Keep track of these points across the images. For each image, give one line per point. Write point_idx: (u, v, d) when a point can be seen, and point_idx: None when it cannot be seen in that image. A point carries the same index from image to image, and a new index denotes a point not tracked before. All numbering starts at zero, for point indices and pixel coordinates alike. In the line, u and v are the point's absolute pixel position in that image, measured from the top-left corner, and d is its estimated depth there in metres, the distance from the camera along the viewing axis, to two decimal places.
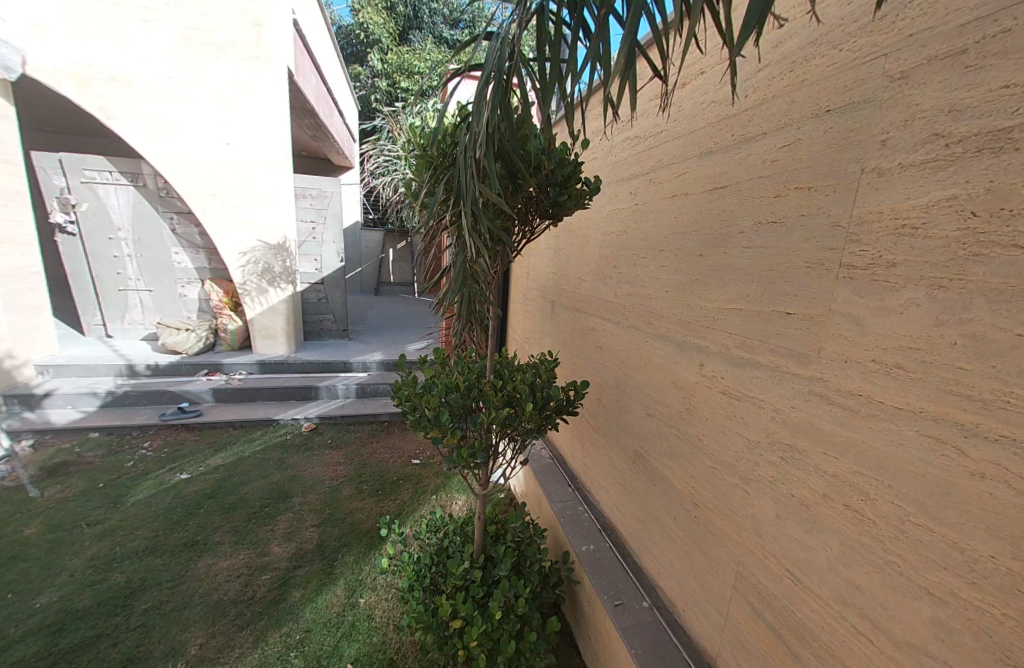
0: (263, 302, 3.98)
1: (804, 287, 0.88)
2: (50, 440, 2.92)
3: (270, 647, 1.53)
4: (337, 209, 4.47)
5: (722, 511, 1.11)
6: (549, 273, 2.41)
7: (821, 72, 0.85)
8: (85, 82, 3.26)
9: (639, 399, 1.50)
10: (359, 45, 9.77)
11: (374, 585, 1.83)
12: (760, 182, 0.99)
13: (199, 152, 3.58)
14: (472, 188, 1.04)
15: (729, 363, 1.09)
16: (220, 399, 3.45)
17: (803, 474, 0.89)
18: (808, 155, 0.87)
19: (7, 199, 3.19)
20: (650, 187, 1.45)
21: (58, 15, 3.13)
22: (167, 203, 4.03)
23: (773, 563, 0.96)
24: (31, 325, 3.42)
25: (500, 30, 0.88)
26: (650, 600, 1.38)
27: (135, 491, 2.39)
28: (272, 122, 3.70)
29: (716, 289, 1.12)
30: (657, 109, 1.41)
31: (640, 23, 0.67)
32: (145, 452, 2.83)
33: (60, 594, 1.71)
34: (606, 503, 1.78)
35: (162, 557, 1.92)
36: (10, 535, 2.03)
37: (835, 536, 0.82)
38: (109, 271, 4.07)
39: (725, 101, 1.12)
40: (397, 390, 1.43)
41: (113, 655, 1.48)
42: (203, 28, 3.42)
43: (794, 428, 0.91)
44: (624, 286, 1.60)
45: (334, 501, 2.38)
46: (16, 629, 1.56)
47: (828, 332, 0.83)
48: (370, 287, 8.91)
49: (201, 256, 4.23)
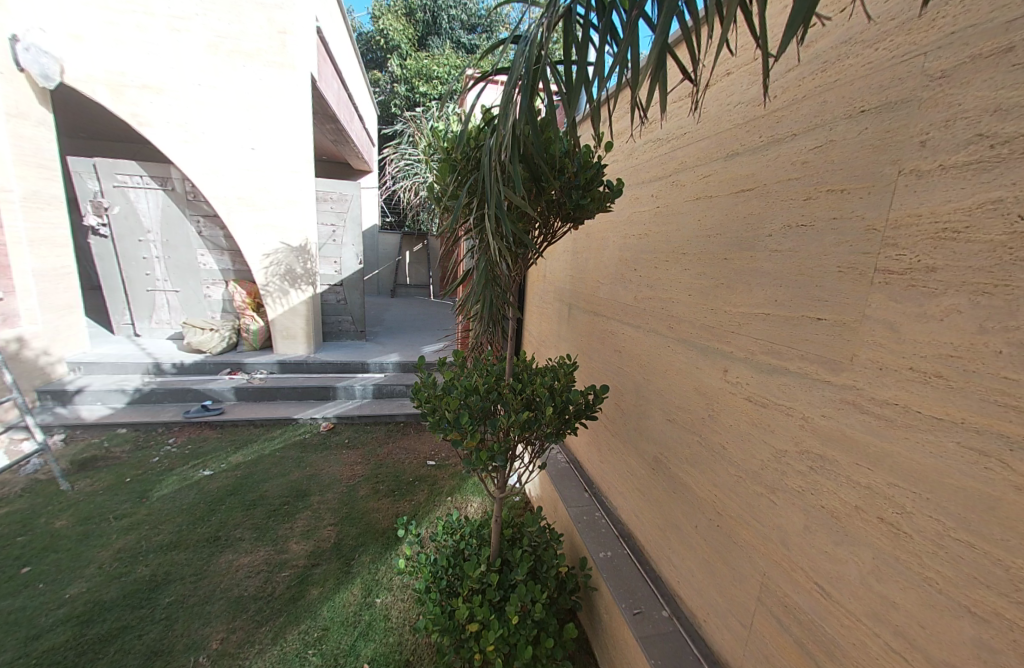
0: (284, 303, 4.05)
1: (836, 290, 0.86)
2: (80, 435, 3.03)
3: (289, 645, 1.55)
4: (356, 213, 4.54)
5: (747, 521, 1.08)
6: (567, 275, 2.41)
7: (854, 72, 0.83)
8: (119, 89, 3.38)
9: (659, 405, 1.49)
10: (378, 52, 9.95)
11: (391, 585, 1.83)
12: (789, 183, 0.97)
13: (224, 156, 3.68)
14: (496, 191, 1.06)
15: (755, 369, 1.07)
16: (241, 398, 3.52)
17: (833, 485, 0.86)
18: (841, 157, 0.85)
19: (44, 202, 3.33)
20: (672, 189, 1.44)
21: (95, 25, 3.26)
22: (194, 207, 4.15)
23: (800, 576, 0.93)
24: (65, 324, 3.55)
25: (527, 34, 0.88)
26: (669, 610, 1.35)
27: (160, 486, 2.46)
28: (295, 127, 3.77)
29: (742, 294, 1.10)
30: (682, 111, 1.40)
31: (671, 24, 0.66)
32: (170, 448, 2.91)
33: (88, 586, 1.76)
34: (624, 509, 1.76)
35: (184, 551, 1.97)
36: (42, 527, 2.10)
37: (867, 549, 0.79)
38: (138, 271, 4.21)
39: (753, 102, 1.10)
40: (416, 391, 1.44)
41: (138, 647, 1.52)
42: (231, 36, 3.53)
43: (824, 437, 0.88)
44: (644, 289, 1.59)
45: (351, 500, 2.41)
46: (47, 619, 1.61)
47: (861, 339, 0.80)
48: (386, 289, 9.03)
49: (225, 257, 4.34)
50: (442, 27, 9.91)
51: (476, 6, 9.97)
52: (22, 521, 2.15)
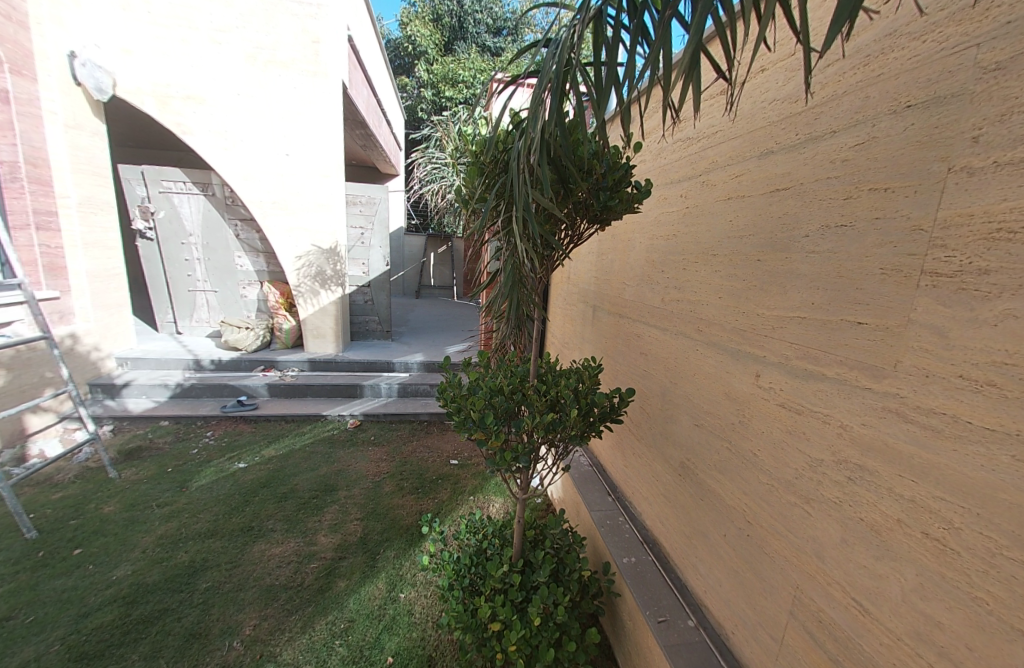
0: (314, 304, 4.19)
1: (879, 293, 0.82)
2: (127, 426, 3.22)
3: (316, 634, 1.60)
4: (383, 215, 4.65)
5: (779, 531, 1.05)
6: (591, 277, 2.39)
7: (898, 65, 0.80)
8: (165, 100, 3.58)
9: (687, 409, 1.46)
10: (406, 58, 10.16)
11: (414, 581, 1.86)
12: (828, 182, 0.94)
13: (260, 162, 3.84)
14: (524, 193, 1.06)
15: (788, 373, 1.04)
16: (274, 394, 3.65)
17: (873, 497, 0.82)
18: (884, 153, 0.81)
19: (97, 207, 3.56)
20: (702, 189, 1.41)
21: (144, 40, 3.47)
22: (232, 211, 4.34)
23: (837, 591, 0.89)
24: (115, 321, 3.78)
25: (557, 38, 0.89)
26: (695, 619, 1.33)
27: (198, 477, 2.59)
28: (326, 133, 3.88)
29: (776, 296, 1.07)
30: (714, 110, 1.38)
31: (706, 23, 0.65)
32: (207, 441, 3.05)
33: (132, 569, 1.87)
34: (648, 514, 1.74)
35: (220, 540, 2.06)
36: (92, 512, 2.25)
37: (909, 565, 0.76)
38: (180, 272, 4.44)
39: (790, 99, 1.07)
40: (442, 391, 1.45)
41: (177, 629, 1.60)
42: (268, 47, 3.68)
43: (863, 446, 0.84)
44: (672, 291, 1.56)
45: (376, 496, 2.46)
46: (96, 597, 1.72)
47: (905, 344, 0.77)
48: (410, 290, 9.20)
49: (260, 259, 4.53)
50: (468, 32, 10.02)
51: (501, 9, 10.02)
52: (75, 506, 2.30)
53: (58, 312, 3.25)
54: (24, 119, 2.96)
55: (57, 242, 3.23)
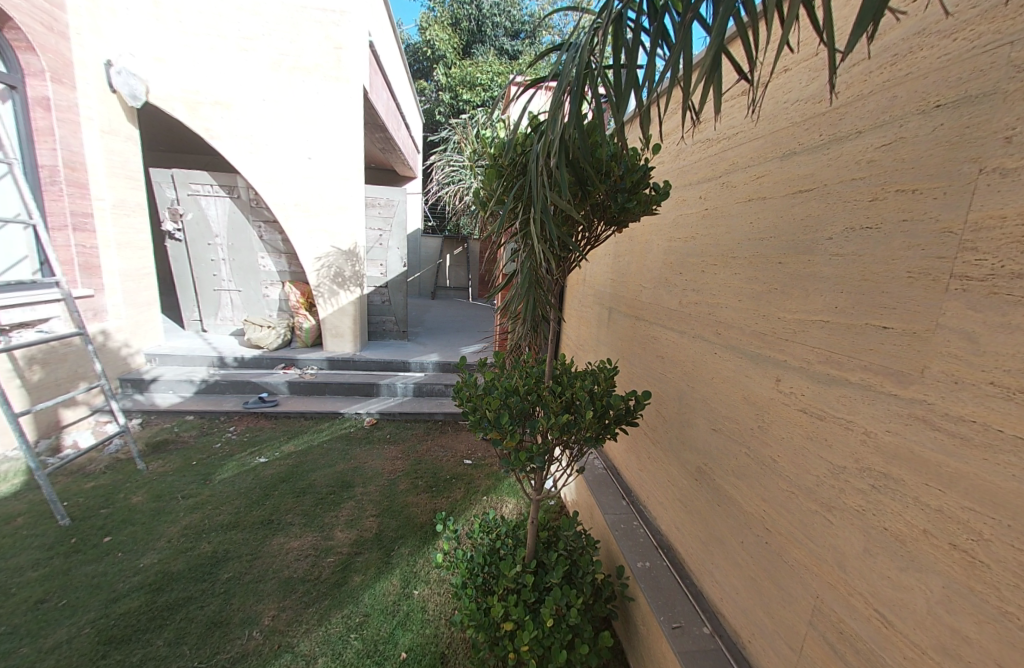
0: (333, 304, 4.27)
1: (905, 297, 0.80)
2: (154, 420, 3.34)
3: (332, 627, 1.63)
4: (401, 217, 4.72)
5: (798, 539, 1.03)
6: (608, 279, 2.39)
7: (927, 65, 0.78)
8: (194, 106, 3.72)
9: (704, 413, 1.44)
10: (425, 62, 10.28)
11: (428, 578, 1.89)
12: (853, 183, 0.92)
13: (284, 165, 3.94)
14: (542, 195, 1.07)
15: (810, 378, 1.02)
16: (293, 391, 3.74)
17: (898, 506, 0.80)
18: (912, 154, 0.80)
19: (130, 209, 3.71)
20: (722, 190, 1.40)
21: (175, 48, 3.61)
22: (256, 213, 4.47)
23: (859, 602, 0.87)
24: (144, 319, 3.93)
25: (579, 42, 0.90)
26: (710, 627, 1.31)
27: (221, 470, 2.67)
28: (346, 137, 3.96)
29: (798, 299, 1.06)
30: (735, 111, 1.36)
31: (728, 25, 0.65)
32: (230, 435, 3.14)
33: (158, 557, 1.94)
34: (663, 519, 1.73)
35: (241, 532, 2.12)
36: (122, 502, 2.34)
37: (936, 577, 0.74)
38: (206, 272, 4.59)
39: (814, 99, 1.05)
40: (458, 390, 1.46)
41: (200, 617, 1.65)
42: (293, 54, 3.78)
43: (888, 454, 0.82)
44: (690, 294, 1.55)
45: (392, 494, 2.50)
46: (124, 584, 1.79)
47: (934, 350, 0.75)
48: (426, 290, 9.29)
49: (282, 260, 4.65)
50: (486, 35, 10.09)
51: (520, 12, 10.06)
52: (105, 495, 2.40)
53: (91, 309, 3.39)
54: (63, 125, 3.11)
55: (92, 242, 3.38)
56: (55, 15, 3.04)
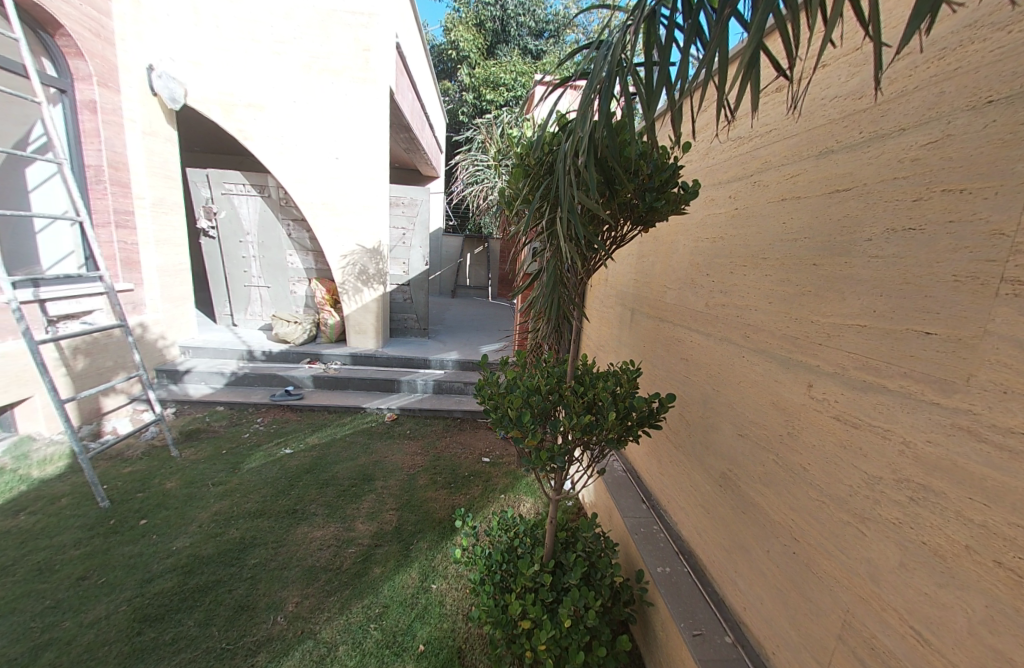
0: (357, 301, 4.36)
1: (950, 301, 0.77)
2: (187, 410, 3.49)
3: (353, 616, 1.67)
4: (424, 217, 4.79)
5: (828, 550, 1.00)
6: (630, 280, 2.37)
7: (978, 59, 0.75)
8: (229, 108, 3.86)
9: (730, 418, 1.42)
10: (450, 63, 10.39)
11: (446, 573, 1.91)
12: (895, 183, 0.88)
13: (312, 165, 4.05)
14: (570, 193, 1.07)
15: (845, 384, 0.98)
16: (318, 385, 3.84)
17: (938, 519, 0.77)
18: (959, 153, 0.76)
19: (169, 208, 3.88)
20: (754, 190, 1.37)
21: (212, 53, 3.76)
22: (285, 211, 4.60)
23: (893, 618, 0.84)
24: (180, 313, 4.10)
25: (612, 40, 0.90)
26: (733, 637, 1.28)
27: (249, 460, 2.77)
28: (372, 137, 4.03)
29: (833, 302, 1.02)
30: (771, 109, 1.33)
31: (767, 21, 0.63)
32: (258, 426, 3.26)
33: (190, 541, 2.03)
34: (685, 524, 1.71)
35: (268, 520, 2.20)
36: (157, 486, 2.45)
37: (978, 596, 0.70)
38: (237, 268, 4.76)
39: (854, 96, 1.02)
40: (480, 388, 1.48)
41: (229, 600, 1.71)
42: (323, 56, 3.88)
43: (928, 465, 0.79)
44: (716, 295, 1.53)
45: (411, 488, 2.54)
46: (158, 565, 1.88)
47: (981, 358, 0.71)
48: (446, 289, 9.38)
49: (309, 257, 4.78)
50: (511, 35, 10.10)
51: (544, 11, 10.05)
52: (141, 480, 2.52)
53: (131, 303, 3.57)
54: (108, 126, 3.28)
55: (133, 239, 3.54)
56: (103, 22, 3.20)
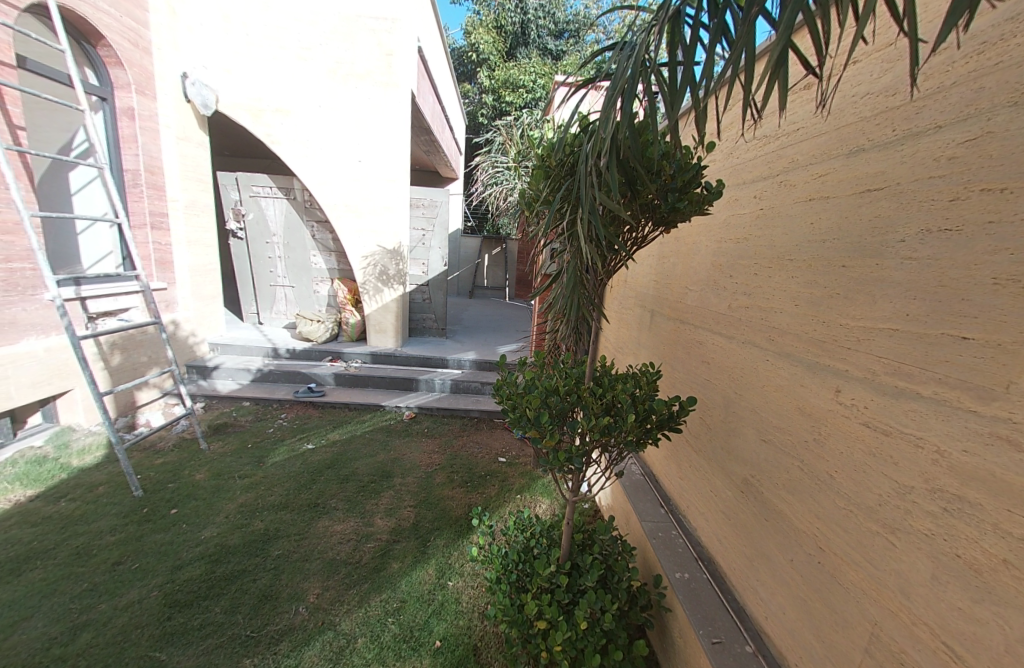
0: (377, 301, 4.44)
1: (989, 305, 0.74)
2: (215, 404, 3.62)
3: (372, 610, 1.70)
4: (443, 218, 4.84)
5: (854, 560, 0.97)
6: (651, 281, 2.35)
7: (1021, 52, 0.71)
8: (257, 113, 3.99)
9: (753, 423, 1.39)
10: (470, 65, 10.49)
11: (462, 571, 1.93)
12: (930, 183, 0.85)
13: (336, 168, 4.14)
14: (590, 195, 1.08)
15: (875, 389, 0.95)
16: (339, 383, 3.93)
17: (974, 532, 0.74)
18: (1001, 151, 0.73)
19: (200, 209, 4.04)
20: (780, 190, 1.34)
21: (242, 59, 3.89)
22: (309, 213, 4.73)
23: (924, 633, 0.81)
24: (209, 311, 4.26)
25: (636, 41, 0.89)
26: (753, 646, 1.25)
27: (273, 454, 2.85)
28: (394, 139, 4.10)
29: (864, 305, 0.99)
30: (799, 107, 1.30)
31: (797, 18, 0.62)
32: (281, 421, 3.35)
33: (217, 531, 2.10)
34: (704, 530, 1.68)
35: (291, 512, 2.26)
36: (187, 478, 2.55)
37: (1016, 613, 0.67)
38: (263, 268, 4.91)
39: (887, 92, 0.99)
40: (499, 388, 1.50)
41: (253, 589, 1.77)
42: (347, 61, 3.97)
43: (963, 476, 0.76)
44: (740, 297, 1.50)
45: (428, 486, 2.57)
46: (188, 553, 1.96)
47: (1021, 365, 0.68)
48: (464, 290, 9.44)
49: (331, 258, 4.90)
50: (530, 37, 10.13)
51: (564, 12, 10.05)
52: (172, 471, 2.63)
53: (165, 300, 3.72)
54: (145, 132, 3.43)
55: (166, 240, 3.69)
56: (140, 33, 3.36)
